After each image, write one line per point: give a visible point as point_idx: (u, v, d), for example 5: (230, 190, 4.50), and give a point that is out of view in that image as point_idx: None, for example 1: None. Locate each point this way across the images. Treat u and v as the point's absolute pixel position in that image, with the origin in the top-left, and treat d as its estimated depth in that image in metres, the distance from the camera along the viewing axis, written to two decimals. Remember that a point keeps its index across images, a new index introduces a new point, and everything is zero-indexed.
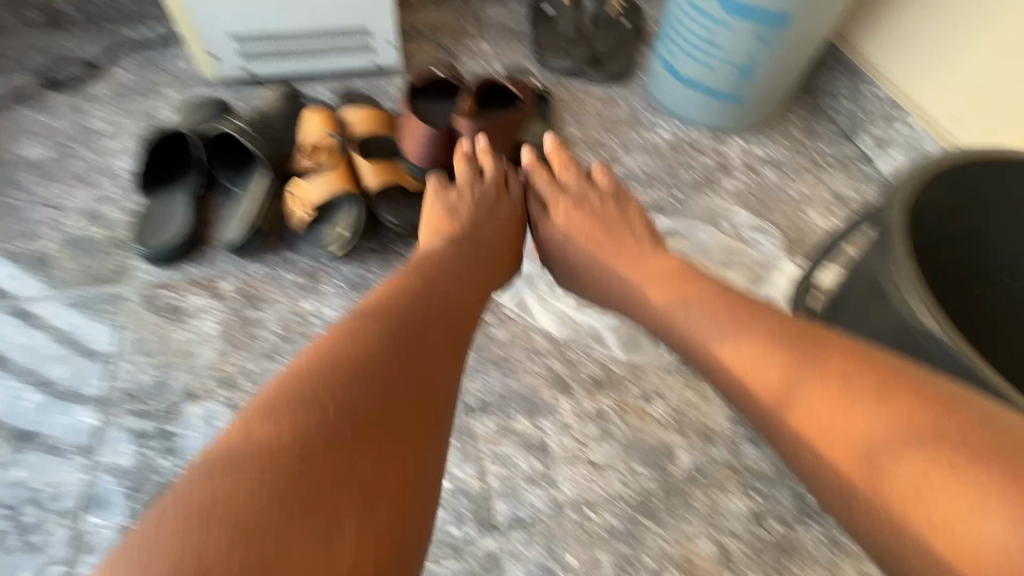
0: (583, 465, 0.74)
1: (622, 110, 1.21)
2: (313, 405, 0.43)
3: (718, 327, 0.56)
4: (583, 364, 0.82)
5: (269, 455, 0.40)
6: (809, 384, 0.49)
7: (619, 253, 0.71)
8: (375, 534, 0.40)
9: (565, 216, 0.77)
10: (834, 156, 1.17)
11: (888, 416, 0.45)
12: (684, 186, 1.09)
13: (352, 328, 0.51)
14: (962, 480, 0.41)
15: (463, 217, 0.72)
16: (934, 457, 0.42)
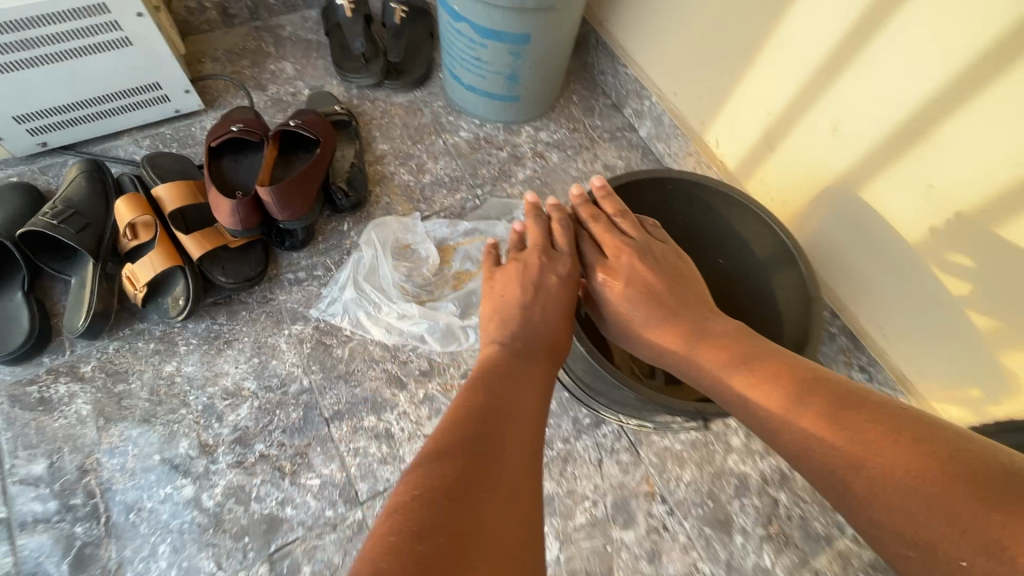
0: (420, 439, 0.99)
1: (425, 116, 1.36)
2: (463, 452, 0.52)
3: (711, 365, 0.66)
4: (412, 360, 1.05)
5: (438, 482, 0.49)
6: (796, 409, 0.56)
7: (673, 313, 0.73)
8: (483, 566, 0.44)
9: (625, 272, 0.78)
10: (606, 129, 1.40)
11: (854, 433, 0.51)
12: (484, 182, 1.28)
13: (494, 379, 0.63)
14: (920, 487, 0.46)
15: (512, 304, 0.74)
16: (889, 473, 0.48)
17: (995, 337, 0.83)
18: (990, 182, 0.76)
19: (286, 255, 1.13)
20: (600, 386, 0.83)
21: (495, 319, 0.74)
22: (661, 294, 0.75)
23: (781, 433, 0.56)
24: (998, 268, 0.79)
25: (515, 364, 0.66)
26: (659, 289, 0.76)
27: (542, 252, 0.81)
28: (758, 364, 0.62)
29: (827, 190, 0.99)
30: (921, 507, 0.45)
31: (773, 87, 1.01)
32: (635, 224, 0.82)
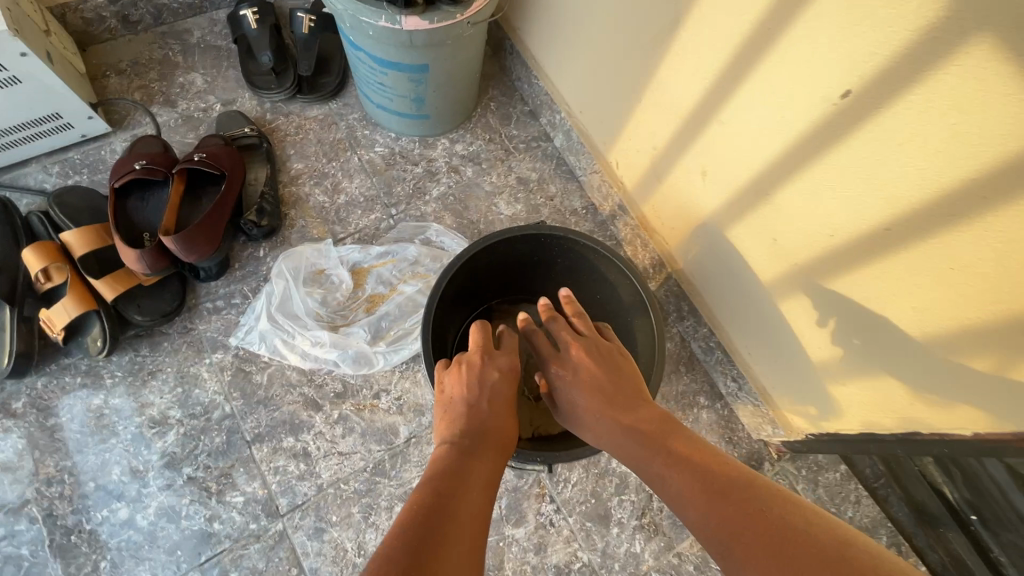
0: (335, 456, 1.10)
1: (340, 129, 1.36)
2: (430, 514, 0.61)
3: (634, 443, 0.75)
4: (327, 383, 1.15)
5: (409, 536, 0.57)
6: (688, 482, 0.66)
7: (604, 398, 0.84)
8: None
9: (574, 362, 0.90)
10: (522, 140, 1.41)
11: (749, 502, 0.60)
12: (398, 200, 1.32)
13: (455, 455, 0.72)
14: (798, 541, 0.54)
15: (459, 405, 0.83)
16: (775, 533, 0.56)
17: (821, 368, 0.95)
18: (809, 245, 0.84)
19: (203, 284, 1.18)
20: None
21: (448, 418, 0.82)
22: (592, 384, 0.86)
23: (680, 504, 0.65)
24: (818, 315, 0.89)
25: (470, 449, 0.75)
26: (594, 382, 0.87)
27: (489, 353, 0.91)
28: (670, 445, 0.72)
29: (702, 223, 1.06)
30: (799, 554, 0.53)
31: (655, 124, 1.06)
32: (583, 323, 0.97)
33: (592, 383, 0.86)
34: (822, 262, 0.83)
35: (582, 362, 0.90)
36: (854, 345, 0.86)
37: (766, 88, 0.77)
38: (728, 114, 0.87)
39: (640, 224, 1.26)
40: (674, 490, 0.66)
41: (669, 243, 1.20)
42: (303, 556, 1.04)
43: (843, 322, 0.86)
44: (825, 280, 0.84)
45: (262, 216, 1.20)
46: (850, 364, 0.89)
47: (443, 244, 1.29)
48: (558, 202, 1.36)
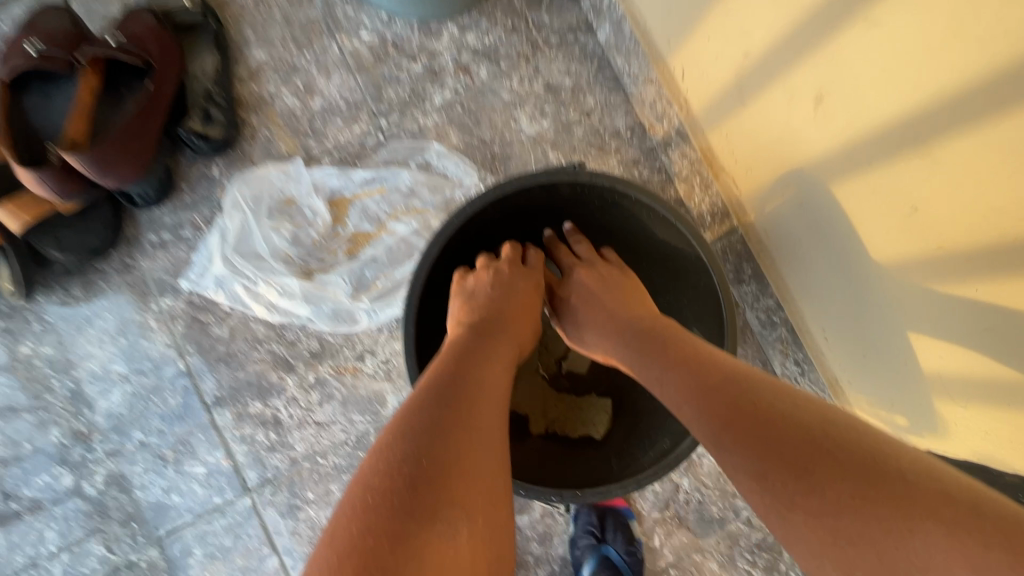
0: (310, 426, 0.94)
1: (313, 5, 1.02)
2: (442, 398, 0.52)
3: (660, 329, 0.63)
4: (300, 341, 0.95)
5: (414, 432, 0.48)
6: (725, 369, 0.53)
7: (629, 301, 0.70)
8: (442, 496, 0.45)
9: (596, 275, 0.75)
10: (555, 30, 1.06)
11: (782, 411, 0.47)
12: (390, 109, 1.02)
13: (461, 344, 0.61)
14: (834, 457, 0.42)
15: (479, 297, 0.70)
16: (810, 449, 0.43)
17: (934, 379, 0.73)
18: (982, 224, 0.57)
19: (144, 211, 0.94)
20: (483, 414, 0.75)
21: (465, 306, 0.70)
22: (618, 291, 0.72)
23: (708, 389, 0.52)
24: (960, 315, 0.65)
25: (488, 328, 0.65)
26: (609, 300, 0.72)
27: (512, 266, 0.75)
28: (684, 347, 0.58)
29: (797, 171, 0.78)
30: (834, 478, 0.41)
31: (751, 20, 0.73)
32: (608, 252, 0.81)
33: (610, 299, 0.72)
34: (999, 251, 0.57)
35: (600, 280, 0.74)
36: (1006, 363, 0.63)
37: None
38: (889, 12, 0.56)
39: (703, 158, 0.96)
40: (695, 388, 0.52)
41: (740, 189, 0.92)
42: (275, 535, 0.91)
43: (999, 331, 0.62)
44: (994, 275, 0.59)
45: (207, 125, 0.93)
46: (987, 383, 0.66)
47: (445, 171, 1.01)
48: (597, 120, 1.05)
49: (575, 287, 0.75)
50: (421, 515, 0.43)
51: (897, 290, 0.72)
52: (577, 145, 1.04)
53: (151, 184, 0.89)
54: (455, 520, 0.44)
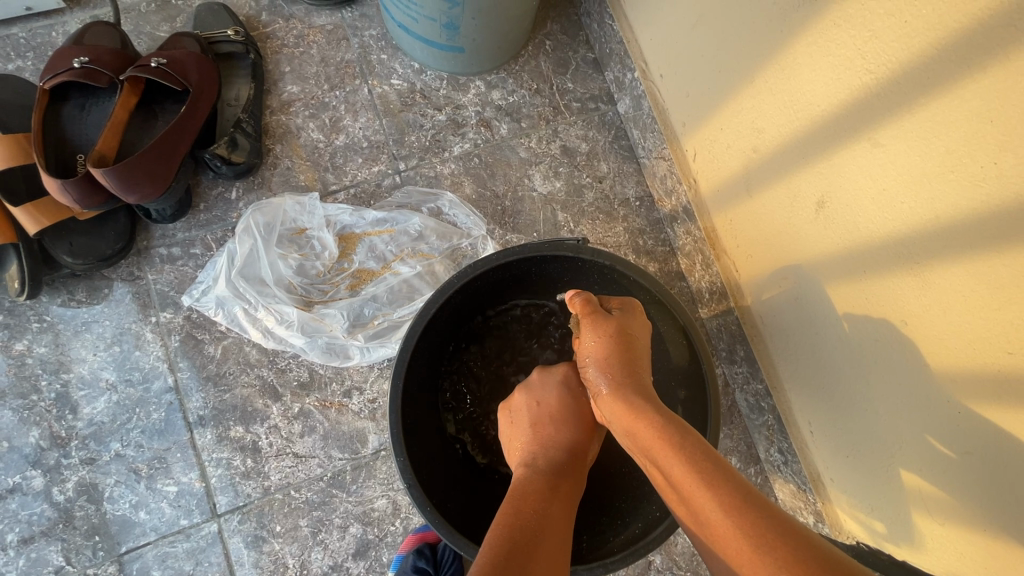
0: (288, 457, 0.93)
1: (350, 50, 1.08)
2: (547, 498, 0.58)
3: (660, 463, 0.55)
4: (291, 370, 0.96)
5: (534, 519, 0.54)
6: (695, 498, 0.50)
7: (647, 436, 0.57)
8: (547, 543, 0.52)
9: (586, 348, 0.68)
10: (577, 97, 1.11)
11: (698, 467, 0.52)
12: (410, 153, 1.06)
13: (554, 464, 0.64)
14: (745, 513, 0.48)
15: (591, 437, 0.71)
16: (738, 515, 0.48)
17: (914, 491, 0.72)
18: (970, 351, 0.59)
19: (159, 225, 0.97)
20: (451, 481, 0.79)
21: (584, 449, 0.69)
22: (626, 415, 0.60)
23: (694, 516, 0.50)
24: (942, 435, 0.65)
25: (571, 453, 0.66)
26: (593, 330, 0.67)
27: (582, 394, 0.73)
28: (675, 476, 0.52)
29: (797, 265, 0.79)
30: (762, 551, 0.45)
31: (763, 118, 0.77)
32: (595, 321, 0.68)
33: (590, 321, 0.68)
34: (986, 379, 0.58)
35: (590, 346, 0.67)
36: (984, 492, 0.62)
37: (960, 130, 0.53)
38: (893, 137, 0.59)
39: (706, 236, 0.98)
40: (695, 504, 0.50)
41: (740, 272, 0.93)
42: (236, 566, 0.89)
43: (982, 455, 0.62)
44: (984, 401, 0.59)
45: (232, 149, 0.95)
46: (969, 507, 0.65)
47: (455, 219, 1.03)
48: (608, 186, 1.08)
49: (584, 355, 0.68)
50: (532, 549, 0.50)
51: (895, 404, 0.70)
52: (586, 209, 1.07)
53: (174, 204, 0.94)
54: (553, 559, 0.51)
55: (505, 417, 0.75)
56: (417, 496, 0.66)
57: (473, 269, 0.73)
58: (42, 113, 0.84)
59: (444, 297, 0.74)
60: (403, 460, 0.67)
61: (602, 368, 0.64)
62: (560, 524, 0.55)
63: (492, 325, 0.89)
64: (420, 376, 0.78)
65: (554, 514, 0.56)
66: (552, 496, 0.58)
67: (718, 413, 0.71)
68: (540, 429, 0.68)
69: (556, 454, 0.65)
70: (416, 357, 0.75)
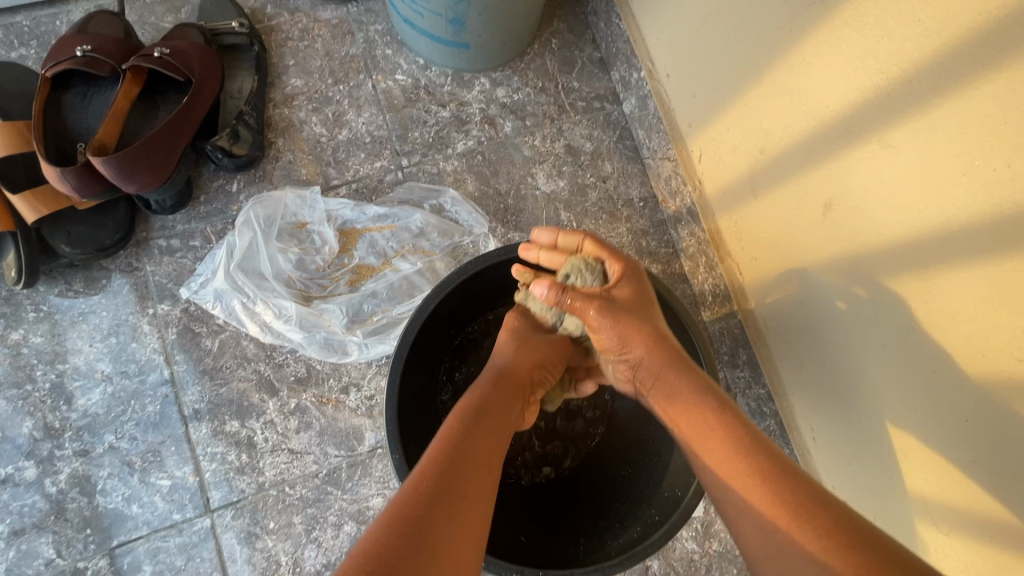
0: (283, 453, 0.92)
1: (355, 45, 1.08)
2: (476, 422, 0.56)
3: (695, 428, 0.56)
4: (288, 365, 0.95)
5: (460, 443, 0.53)
6: (728, 461, 0.52)
7: (681, 403, 0.58)
8: (471, 471, 0.51)
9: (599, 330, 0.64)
10: (582, 96, 1.11)
11: (735, 431, 0.54)
12: (414, 149, 1.05)
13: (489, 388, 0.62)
14: (778, 478, 0.50)
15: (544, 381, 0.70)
16: (773, 484, 0.50)
17: (918, 500, 0.71)
18: (979, 357, 0.57)
19: (159, 216, 0.96)
20: None
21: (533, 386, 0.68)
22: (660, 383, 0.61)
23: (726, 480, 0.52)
24: (949, 442, 0.64)
25: (510, 380, 0.65)
26: (614, 320, 0.63)
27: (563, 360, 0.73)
28: (710, 441, 0.54)
29: (802, 269, 0.78)
30: (797, 517, 0.47)
31: (769, 119, 0.76)
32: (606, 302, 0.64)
33: (602, 308, 0.63)
34: (996, 387, 0.57)
35: (616, 334, 0.63)
36: (990, 502, 0.61)
37: (973, 133, 0.52)
38: (903, 139, 0.58)
39: (710, 238, 0.97)
40: (730, 468, 0.52)
41: (744, 275, 0.92)
42: (228, 562, 0.88)
43: (988, 464, 0.60)
44: (992, 410, 0.58)
45: (234, 141, 0.94)
46: (974, 517, 0.63)
47: (457, 217, 1.03)
48: (612, 187, 1.07)
49: (602, 337, 0.65)
50: (454, 480, 0.49)
51: (900, 410, 0.69)
52: (589, 209, 1.06)
53: (174, 196, 0.93)
54: (477, 489, 0.50)
55: None
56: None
57: (474, 265, 0.73)
58: (43, 101, 0.83)
59: (444, 293, 0.73)
60: (398, 457, 0.66)
61: (631, 350, 0.63)
62: (485, 447, 0.54)
63: (492, 323, 0.88)
64: (418, 373, 0.77)
65: (482, 436, 0.55)
66: (482, 419, 0.57)
67: None
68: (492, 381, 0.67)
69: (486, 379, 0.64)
70: (415, 353, 0.74)
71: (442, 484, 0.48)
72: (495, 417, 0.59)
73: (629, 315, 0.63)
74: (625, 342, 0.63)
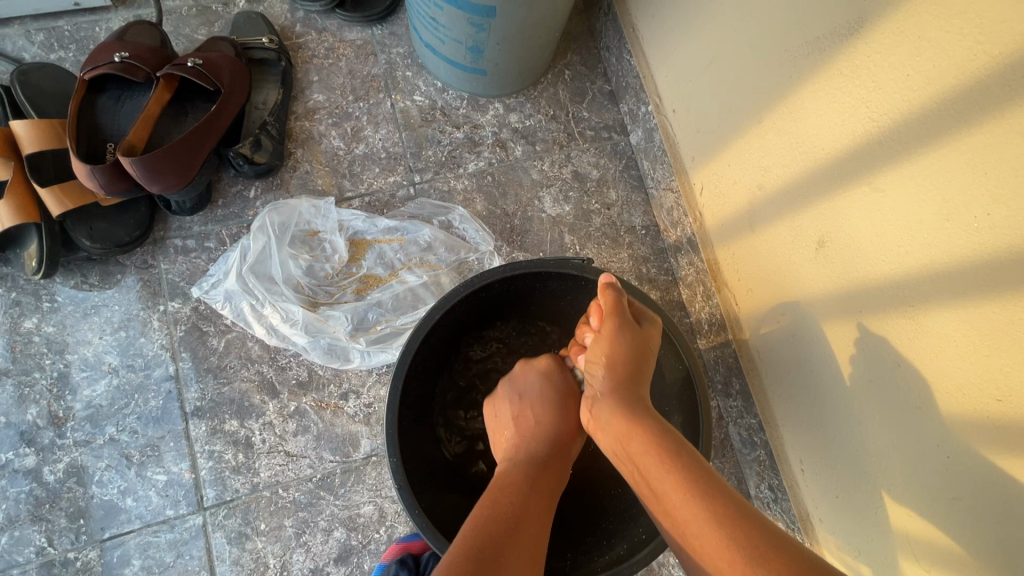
0: (279, 455, 0.93)
1: (377, 65, 1.13)
2: (527, 492, 0.61)
3: (649, 468, 0.56)
4: (290, 368, 0.97)
5: (511, 513, 0.57)
6: (681, 501, 0.53)
7: (636, 440, 0.59)
8: (522, 538, 0.55)
9: (597, 347, 0.69)
10: (591, 126, 1.15)
11: (682, 470, 0.54)
12: (427, 167, 1.09)
13: (535, 460, 0.67)
14: (725, 515, 0.50)
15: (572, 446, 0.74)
16: (721, 521, 0.50)
17: (901, 536, 0.72)
18: (958, 395, 0.60)
19: (176, 217, 1.00)
20: (442, 489, 0.79)
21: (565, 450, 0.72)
22: (618, 418, 0.62)
23: (681, 522, 0.52)
24: (933, 479, 0.66)
25: (551, 449, 0.70)
26: (613, 341, 0.68)
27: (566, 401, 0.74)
28: (664, 482, 0.54)
29: (796, 302, 0.81)
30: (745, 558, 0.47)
31: (768, 158, 0.80)
32: (619, 324, 0.69)
33: (616, 325, 0.69)
34: (976, 425, 0.59)
35: (605, 354, 0.68)
36: (968, 539, 0.62)
37: (956, 184, 0.55)
38: (891, 184, 0.62)
39: (708, 269, 1.00)
40: (683, 510, 0.52)
41: (740, 306, 0.94)
42: (216, 561, 0.89)
43: (968, 502, 0.62)
44: (973, 448, 0.60)
45: (255, 149, 0.98)
46: (952, 552, 0.65)
47: (464, 234, 1.06)
48: (616, 214, 1.11)
49: (592, 357, 0.69)
50: (506, 544, 0.54)
51: (887, 446, 0.71)
52: (592, 234, 1.09)
53: (196, 199, 0.97)
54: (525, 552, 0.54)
55: (491, 410, 0.79)
56: (405, 497, 0.67)
57: (480, 280, 0.76)
58: (78, 101, 0.88)
59: (451, 305, 0.76)
60: (396, 461, 0.68)
61: (608, 377, 0.66)
62: (535, 516, 0.59)
63: (492, 338, 0.91)
64: (418, 382, 0.79)
65: (531, 506, 0.60)
66: (530, 488, 0.62)
67: (709, 439, 0.72)
68: (523, 423, 0.73)
69: (537, 451, 0.69)
70: (417, 362, 0.77)
71: (494, 547, 0.53)
72: (539, 484, 0.64)
73: (628, 347, 0.68)
74: (602, 364, 0.68)
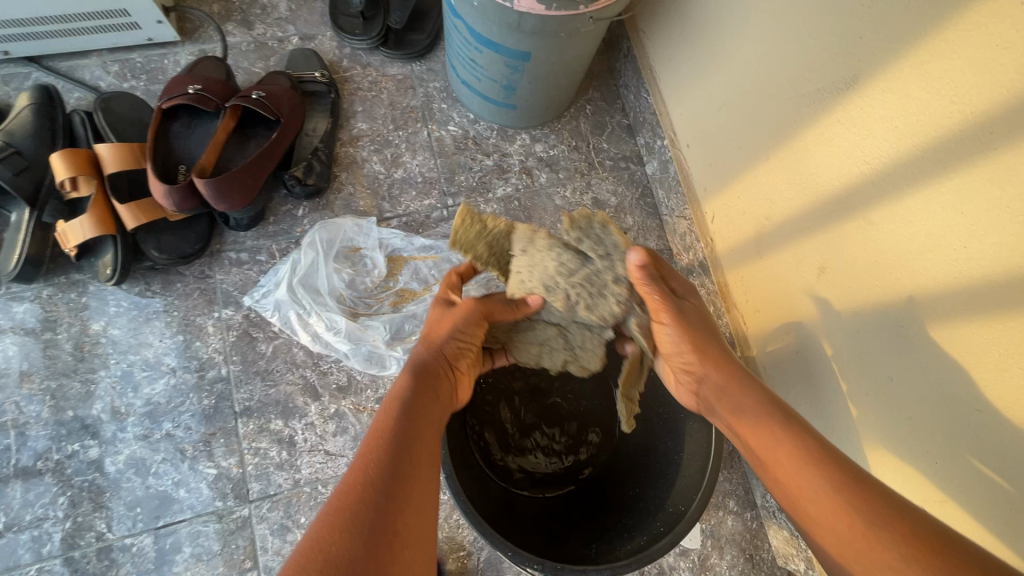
0: (320, 454, 1.01)
1: (415, 97, 1.23)
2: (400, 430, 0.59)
3: (775, 446, 0.61)
4: (331, 373, 1.05)
5: (380, 457, 0.55)
6: (810, 478, 0.56)
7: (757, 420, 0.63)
8: (396, 480, 0.53)
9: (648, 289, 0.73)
10: (610, 156, 1.25)
11: (811, 449, 0.58)
12: (459, 191, 1.19)
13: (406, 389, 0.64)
14: (858, 491, 0.53)
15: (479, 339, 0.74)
16: (852, 496, 0.53)
17: None
18: (945, 406, 0.67)
19: (232, 232, 1.09)
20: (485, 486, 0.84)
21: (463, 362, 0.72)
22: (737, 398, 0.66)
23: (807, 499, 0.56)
24: (925, 485, 0.72)
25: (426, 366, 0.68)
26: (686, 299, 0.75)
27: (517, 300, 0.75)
28: (790, 463, 0.58)
29: (800, 322, 0.89)
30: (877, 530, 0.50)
31: (774, 192, 0.89)
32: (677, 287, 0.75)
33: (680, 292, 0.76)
34: (960, 434, 0.66)
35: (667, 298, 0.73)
36: None
37: (938, 220, 0.64)
38: (883, 218, 0.70)
39: (718, 290, 1.08)
40: (812, 481, 0.56)
41: (748, 325, 1.02)
42: (259, 551, 0.96)
43: (957, 505, 0.69)
44: (959, 455, 0.67)
45: (307, 172, 1.08)
46: None
47: None
48: (632, 238, 1.20)
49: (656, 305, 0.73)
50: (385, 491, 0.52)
51: (884, 455, 0.78)
52: None
53: (254, 215, 1.06)
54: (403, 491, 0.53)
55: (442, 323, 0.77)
56: (455, 488, 0.69)
57: None
58: (155, 128, 0.98)
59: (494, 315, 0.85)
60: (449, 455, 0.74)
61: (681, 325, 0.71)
62: (412, 452, 0.57)
63: None
64: None
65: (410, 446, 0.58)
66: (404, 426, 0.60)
67: None
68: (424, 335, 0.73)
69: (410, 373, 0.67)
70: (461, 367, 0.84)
71: (367, 496, 0.51)
72: (418, 417, 0.62)
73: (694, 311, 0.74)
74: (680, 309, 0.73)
